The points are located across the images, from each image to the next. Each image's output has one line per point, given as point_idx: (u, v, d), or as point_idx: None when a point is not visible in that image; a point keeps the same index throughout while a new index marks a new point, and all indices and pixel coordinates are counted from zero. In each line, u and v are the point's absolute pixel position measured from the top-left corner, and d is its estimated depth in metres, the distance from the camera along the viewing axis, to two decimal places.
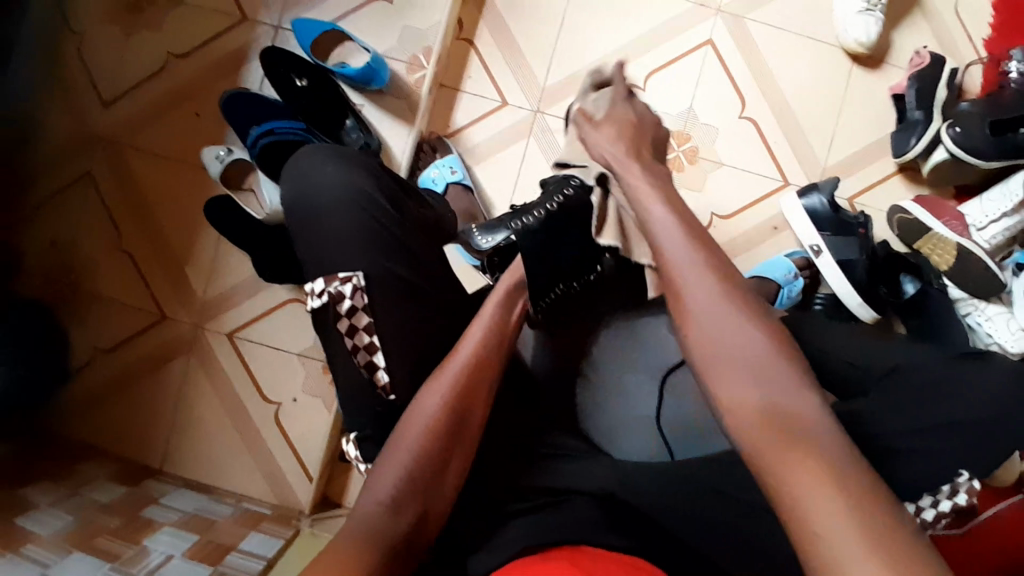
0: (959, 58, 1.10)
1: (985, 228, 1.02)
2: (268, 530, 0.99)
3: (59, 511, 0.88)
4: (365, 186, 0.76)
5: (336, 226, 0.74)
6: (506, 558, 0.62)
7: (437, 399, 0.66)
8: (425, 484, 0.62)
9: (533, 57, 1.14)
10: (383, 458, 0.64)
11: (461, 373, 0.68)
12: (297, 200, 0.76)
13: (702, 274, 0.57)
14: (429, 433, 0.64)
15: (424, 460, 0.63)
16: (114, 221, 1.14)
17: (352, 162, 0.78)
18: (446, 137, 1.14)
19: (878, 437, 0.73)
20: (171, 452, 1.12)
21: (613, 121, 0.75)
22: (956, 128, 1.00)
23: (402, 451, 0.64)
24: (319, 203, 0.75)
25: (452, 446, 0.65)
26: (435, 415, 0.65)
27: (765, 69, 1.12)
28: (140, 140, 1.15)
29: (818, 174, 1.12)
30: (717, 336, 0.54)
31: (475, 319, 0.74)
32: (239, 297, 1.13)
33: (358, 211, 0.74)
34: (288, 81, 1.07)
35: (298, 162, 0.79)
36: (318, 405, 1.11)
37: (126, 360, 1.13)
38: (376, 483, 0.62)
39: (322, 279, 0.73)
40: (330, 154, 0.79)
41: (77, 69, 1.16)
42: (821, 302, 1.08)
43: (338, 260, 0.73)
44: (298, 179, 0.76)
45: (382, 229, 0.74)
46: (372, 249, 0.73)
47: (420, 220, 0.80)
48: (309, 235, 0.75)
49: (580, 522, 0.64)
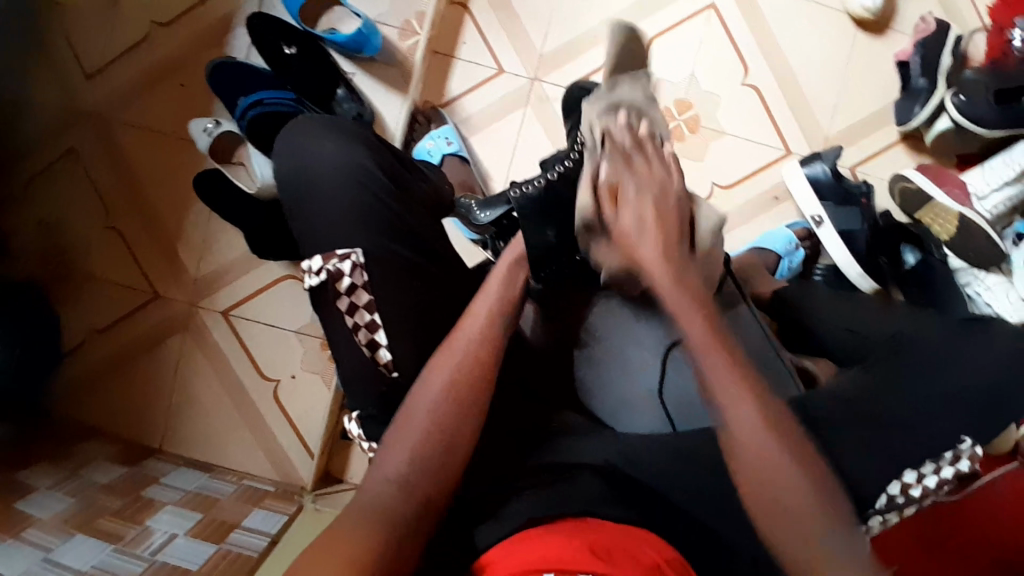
0: (962, 25, 1.07)
1: (987, 197, 1.00)
2: (271, 506, 0.99)
3: (58, 494, 0.88)
4: (362, 162, 0.73)
5: (335, 203, 0.71)
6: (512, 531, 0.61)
7: (441, 384, 0.65)
8: (435, 469, 0.61)
9: (530, 24, 1.10)
10: (392, 432, 0.64)
11: (466, 357, 0.67)
12: (292, 175, 0.73)
13: (750, 417, 0.57)
14: (432, 419, 0.63)
15: (434, 434, 0.62)
16: (100, 197, 1.11)
17: (348, 136, 0.75)
18: (441, 107, 1.10)
19: (881, 405, 0.73)
20: (169, 432, 1.11)
21: (635, 194, 0.65)
22: (960, 97, 0.97)
23: (411, 426, 0.63)
24: (314, 178, 0.72)
25: (460, 431, 0.64)
26: (439, 402, 0.64)
27: (768, 35, 1.10)
28: (125, 113, 1.10)
29: (820, 142, 1.10)
30: (769, 481, 0.56)
31: (481, 299, 0.73)
32: (232, 274, 1.10)
33: (359, 188, 0.72)
34: (276, 49, 1.02)
35: (296, 134, 0.75)
36: (318, 382, 1.11)
37: (120, 340, 1.11)
38: (386, 456, 0.62)
39: (320, 256, 0.69)
40: (330, 128, 0.75)
41: (57, 41, 1.11)
42: (821, 273, 1.07)
43: (335, 236, 0.70)
44: (293, 155, 0.73)
45: (379, 205, 0.72)
46: (367, 224, 0.70)
47: (417, 194, 0.78)
48: (304, 215, 0.72)
49: (585, 495, 0.64)
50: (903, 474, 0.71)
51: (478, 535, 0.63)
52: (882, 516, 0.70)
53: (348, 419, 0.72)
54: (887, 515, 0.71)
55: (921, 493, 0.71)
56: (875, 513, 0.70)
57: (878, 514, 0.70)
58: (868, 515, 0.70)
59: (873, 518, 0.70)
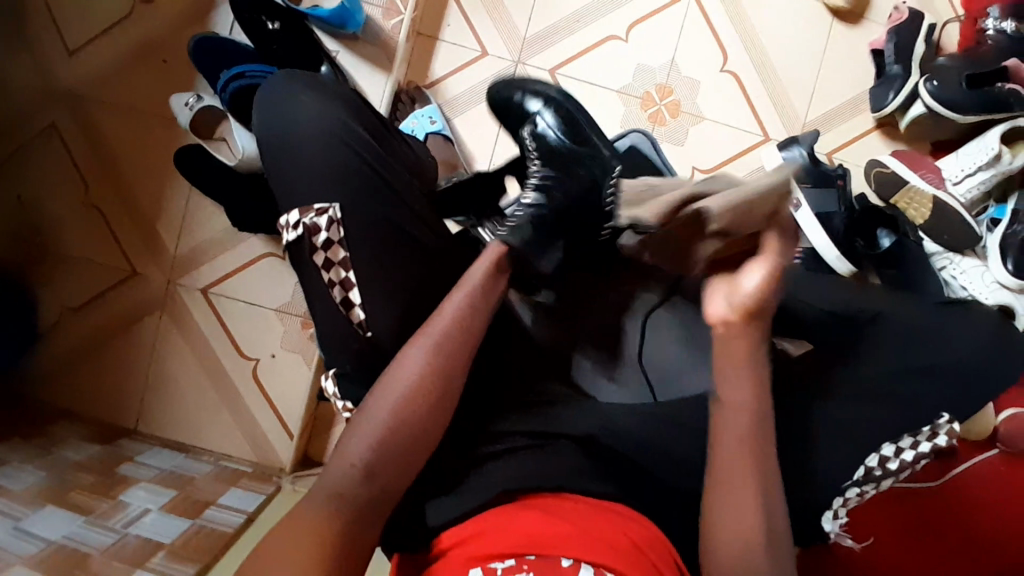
0: (936, 15, 1.09)
1: (961, 182, 1.02)
2: (247, 486, 0.98)
3: (31, 468, 0.86)
4: (343, 120, 0.72)
5: (316, 164, 0.70)
6: (467, 510, 0.62)
7: (421, 359, 0.64)
8: (411, 431, 0.62)
9: (512, 7, 1.11)
10: (367, 404, 0.63)
11: (448, 335, 0.66)
12: (274, 134, 0.72)
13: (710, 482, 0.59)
14: (411, 388, 0.63)
15: (414, 401, 0.62)
16: (80, 174, 1.10)
17: (330, 94, 0.74)
18: (426, 88, 1.11)
19: (848, 376, 0.76)
20: (146, 412, 1.10)
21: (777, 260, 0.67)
22: (933, 83, 1.00)
23: (387, 395, 0.63)
24: (294, 137, 0.71)
25: (438, 399, 0.63)
26: (418, 373, 0.63)
27: (747, 22, 1.11)
28: (105, 89, 1.10)
29: (797, 128, 1.12)
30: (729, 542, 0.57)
31: (463, 279, 0.70)
32: (212, 252, 1.10)
33: (340, 148, 0.71)
34: (259, 24, 1.02)
35: (278, 93, 0.75)
36: (298, 362, 1.10)
37: (97, 318, 1.10)
38: (361, 425, 0.62)
39: (297, 211, 0.69)
40: (314, 87, 0.75)
41: (39, 14, 1.10)
42: (800, 257, 1.06)
43: (314, 194, 0.69)
44: (275, 115, 0.73)
45: (360, 160, 0.71)
46: (346, 183, 0.70)
47: (398, 157, 0.78)
48: (282, 174, 0.72)
49: (555, 467, 0.65)
50: (881, 447, 0.73)
51: (430, 510, 0.64)
52: (859, 487, 0.72)
53: (324, 378, 0.73)
54: (864, 488, 0.72)
55: (899, 467, 0.72)
56: (853, 485, 0.72)
57: (855, 485, 0.72)
58: (846, 486, 0.72)
59: (851, 490, 0.72)
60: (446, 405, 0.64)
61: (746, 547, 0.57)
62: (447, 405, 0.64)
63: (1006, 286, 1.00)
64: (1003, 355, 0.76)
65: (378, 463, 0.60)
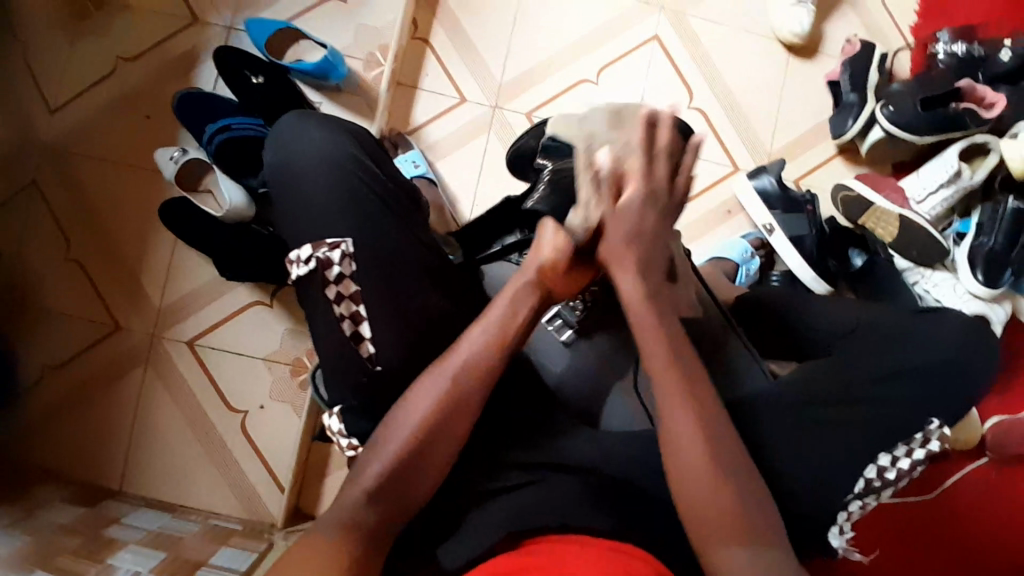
0: (888, 44, 1.17)
1: (923, 201, 1.08)
2: (239, 543, 0.94)
3: (13, 534, 0.82)
4: (351, 151, 0.74)
5: (322, 194, 0.72)
6: (478, 555, 0.61)
7: (429, 397, 0.63)
8: (419, 463, 0.62)
9: (488, 54, 1.16)
10: (376, 440, 0.63)
11: (458, 375, 0.64)
12: (281, 164, 0.74)
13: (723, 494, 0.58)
14: (419, 425, 0.62)
15: (423, 434, 0.62)
16: (62, 230, 1.09)
17: (338, 127, 0.77)
18: (407, 134, 1.14)
19: (849, 385, 0.75)
20: (130, 472, 1.06)
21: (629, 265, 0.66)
22: (890, 108, 1.07)
23: (395, 431, 0.63)
24: (301, 167, 0.73)
25: (444, 434, 0.63)
26: (425, 412, 0.63)
27: (708, 59, 1.18)
28: (87, 147, 1.10)
29: (764, 157, 1.17)
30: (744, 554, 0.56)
31: (483, 316, 0.68)
32: (197, 303, 1.09)
33: (346, 179, 0.72)
34: (243, 79, 1.06)
35: (287, 125, 0.77)
36: (287, 411, 1.08)
37: (79, 376, 1.07)
38: (371, 463, 0.62)
39: (309, 245, 0.70)
40: (322, 120, 0.77)
41: (21, 75, 1.11)
42: (777, 279, 1.10)
43: (321, 229, 0.71)
44: (283, 146, 0.74)
45: (368, 193, 0.72)
46: (353, 216, 0.71)
47: (405, 186, 0.79)
48: (289, 204, 0.73)
49: (565, 498, 0.63)
50: (878, 457, 0.73)
51: (443, 552, 0.63)
52: (861, 500, 0.72)
53: (328, 416, 0.72)
54: (866, 500, 0.72)
55: (896, 476, 0.73)
56: (855, 497, 0.72)
57: (856, 498, 0.72)
58: (848, 499, 0.72)
59: (853, 502, 0.72)
60: (453, 440, 0.63)
61: (742, 548, 0.56)
62: (453, 439, 0.63)
63: (978, 295, 1.04)
64: (981, 355, 0.79)
65: (383, 497, 0.60)
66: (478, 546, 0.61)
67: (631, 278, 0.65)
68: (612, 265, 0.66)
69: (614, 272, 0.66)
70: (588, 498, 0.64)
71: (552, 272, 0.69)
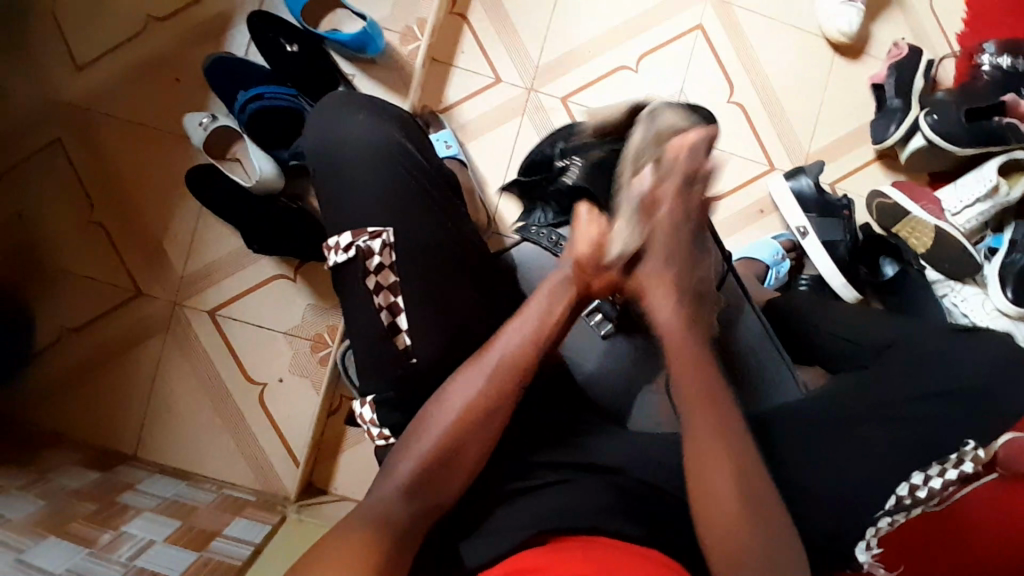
0: (935, 50, 1.14)
1: (960, 213, 1.06)
2: (251, 516, 0.94)
3: (28, 497, 0.82)
4: (396, 139, 0.74)
5: (372, 177, 0.72)
6: (502, 552, 0.59)
7: (463, 399, 0.63)
8: (450, 464, 0.61)
9: (526, 35, 1.13)
10: (409, 435, 0.63)
11: (492, 375, 0.63)
12: (325, 148, 0.73)
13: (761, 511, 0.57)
14: (452, 426, 0.62)
15: (457, 433, 0.62)
16: (85, 190, 1.08)
17: (383, 113, 0.76)
18: (440, 112, 1.12)
19: (885, 403, 0.76)
20: (145, 438, 1.06)
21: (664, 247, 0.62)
22: (933, 116, 1.05)
23: (428, 427, 0.62)
24: (346, 152, 0.73)
25: (477, 436, 0.62)
26: (458, 412, 0.62)
27: (751, 54, 1.15)
28: (112, 107, 1.08)
29: (800, 159, 1.15)
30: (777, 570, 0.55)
31: (520, 311, 0.67)
32: (219, 273, 1.07)
33: (392, 168, 0.72)
34: (277, 46, 1.04)
35: (328, 110, 0.76)
36: (305, 386, 1.07)
37: (97, 340, 1.07)
38: (403, 459, 0.61)
39: (350, 233, 0.70)
40: (365, 105, 0.76)
41: (49, 27, 1.08)
42: (805, 283, 1.09)
43: (365, 217, 0.71)
44: (327, 129, 0.74)
45: (412, 182, 0.72)
46: (399, 204, 0.71)
47: (448, 177, 0.78)
48: (331, 190, 0.73)
49: (591, 506, 0.62)
50: (911, 475, 0.72)
51: (465, 549, 0.62)
52: (891, 516, 0.71)
53: (359, 403, 0.72)
54: (895, 517, 0.71)
55: (928, 494, 0.71)
56: (884, 514, 0.70)
57: (886, 515, 0.71)
58: (877, 515, 0.70)
59: (882, 519, 0.70)
60: (484, 441, 0.62)
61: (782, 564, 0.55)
62: (485, 440, 0.62)
63: (1005, 313, 1.03)
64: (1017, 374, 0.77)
65: (418, 491, 0.60)
66: (501, 544, 0.60)
67: (670, 310, 0.62)
68: (652, 292, 0.62)
69: (650, 298, 0.62)
70: (621, 503, 0.63)
71: (590, 266, 0.65)
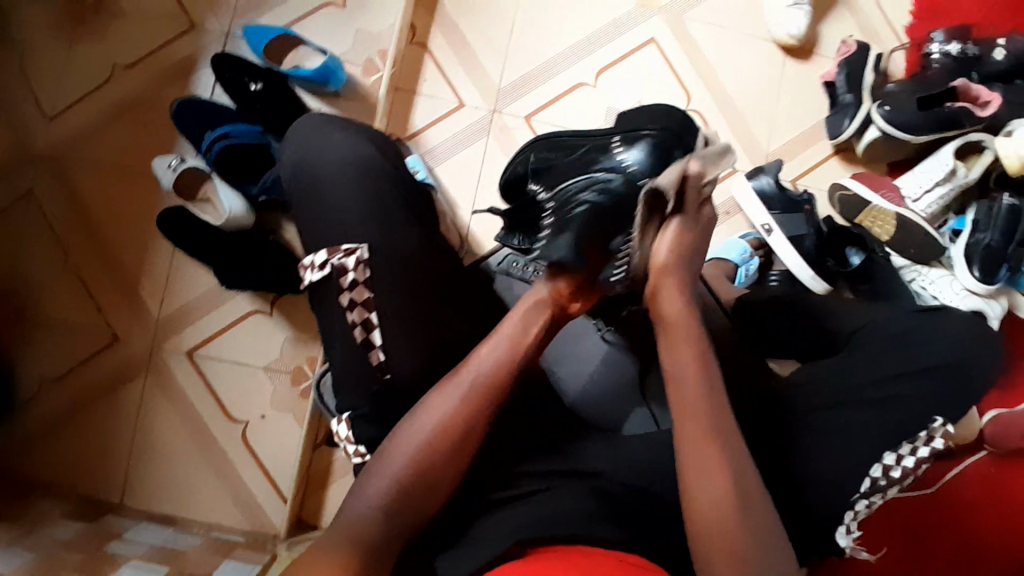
0: (883, 44, 1.18)
1: (920, 199, 1.09)
2: (241, 556, 0.92)
3: (14, 550, 0.80)
4: (371, 156, 0.75)
5: (346, 197, 0.72)
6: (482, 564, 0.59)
7: (433, 420, 0.62)
8: (427, 484, 0.61)
9: (486, 58, 1.16)
10: (382, 456, 0.62)
11: (466, 394, 0.63)
12: (301, 168, 0.74)
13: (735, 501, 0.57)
14: (424, 447, 0.61)
15: (430, 453, 0.61)
16: (59, 240, 1.08)
17: (359, 133, 0.77)
18: (407, 139, 1.14)
19: (866, 385, 0.76)
20: (129, 484, 1.04)
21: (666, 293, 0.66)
22: (886, 108, 1.08)
23: (399, 450, 0.61)
24: (322, 171, 0.74)
25: (451, 454, 0.61)
26: (429, 434, 0.61)
27: (704, 61, 1.18)
28: (82, 155, 1.09)
29: (762, 158, 1.18)
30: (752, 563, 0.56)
31: (492, 335, 0.66)
32: (196, 312, 1.07)
33: (367, 183, 0.73)
34: (242, 85, 1.07)
35: (306, 130, 0.77)
36: (289, 420, 1.06)
37: (77, 388, 1.06)
38: (374, 480, 0.61)
39: (324, 251, 0.71)
40: (341, 123, 0.78)
41: (18, 80, 1.10)
42: (776, 278, 1.11)
43: (333, 239, 0.72)
44: (304, 152, 0.75)
45: (386, 194, 0.74)
46: (373, 219, 0.72)
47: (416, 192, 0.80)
48: (309, 210, 0.74)
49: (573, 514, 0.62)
50: (884, 456, 0.73)
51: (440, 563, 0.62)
52: (868, 498, 0.72)
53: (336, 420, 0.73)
54: (872, 499, 0.72)
55: (902, 474, 0.72)
56: (861, 496, 0.72)
57: (863, 498, 0.72)
58: (855, 499, 0.72)
59: (860, 502, 0.72)
60: (460, 459, 0.62)
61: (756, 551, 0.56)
62: (460, 458, 0.62)
63: (975, 292, 1.04)
64: (984, 350, 0.79)
65: (394, 511, 0.59)
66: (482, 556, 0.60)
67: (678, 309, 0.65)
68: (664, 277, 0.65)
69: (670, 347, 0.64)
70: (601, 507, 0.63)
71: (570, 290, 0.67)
